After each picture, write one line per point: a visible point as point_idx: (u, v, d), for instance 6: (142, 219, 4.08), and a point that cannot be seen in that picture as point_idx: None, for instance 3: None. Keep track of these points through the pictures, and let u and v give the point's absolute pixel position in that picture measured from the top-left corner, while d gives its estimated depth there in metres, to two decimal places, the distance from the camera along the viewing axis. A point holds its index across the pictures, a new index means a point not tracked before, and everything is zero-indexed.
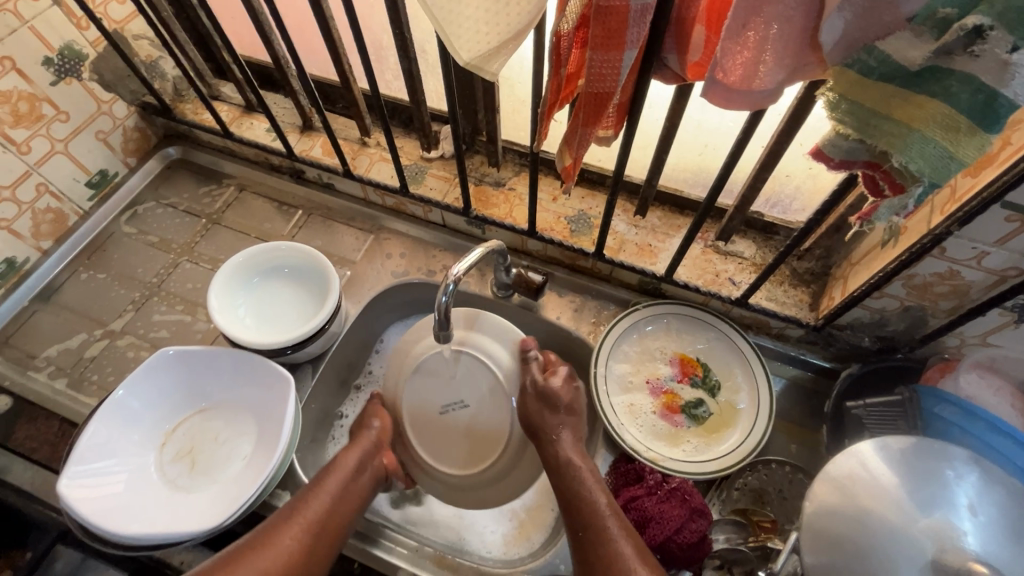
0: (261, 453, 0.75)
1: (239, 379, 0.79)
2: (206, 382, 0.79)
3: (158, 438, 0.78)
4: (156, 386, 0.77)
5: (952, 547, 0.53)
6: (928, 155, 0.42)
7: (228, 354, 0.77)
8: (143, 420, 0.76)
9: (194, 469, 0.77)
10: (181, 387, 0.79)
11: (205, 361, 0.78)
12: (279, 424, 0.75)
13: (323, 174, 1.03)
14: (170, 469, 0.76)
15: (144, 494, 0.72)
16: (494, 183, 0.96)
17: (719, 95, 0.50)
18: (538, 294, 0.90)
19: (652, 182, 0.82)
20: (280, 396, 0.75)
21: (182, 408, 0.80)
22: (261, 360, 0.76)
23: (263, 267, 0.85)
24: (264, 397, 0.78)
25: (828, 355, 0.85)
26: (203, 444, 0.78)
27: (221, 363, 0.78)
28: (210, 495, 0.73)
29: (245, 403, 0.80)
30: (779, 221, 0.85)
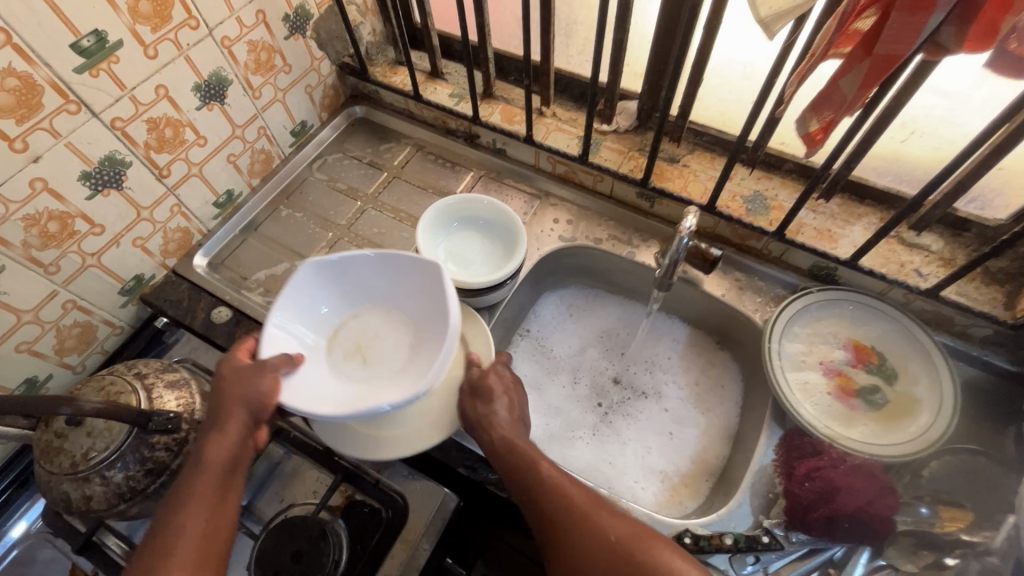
0: (424, 346, 0.78)
1: (408, 281, 0.80)
2: (341, 285, 0.82)
3: (325, 340, 0.81)
4: (309, 292, 0.79)
5: None
6: None
7: (374, 257, 0.80)
8: (312, 319, 0.80)
9: (367, 362, 0.80)
10: (330, 292, 0.82)
11: (334, 268, 0.80)
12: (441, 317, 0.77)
13: (498, 139, 1.09)
14: (345, 366, 0.80)
15: (334, 385, 0.76)
16: (668, 158, 0.99)
17: (1005, 65, 0.53)
18: (711, 268, 0.92)
19: (849, 165, 0.82)
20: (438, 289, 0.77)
21: (341, 311, 0.83)
22: (406, 255, 0.78)
23: (458, 216, 0.93)
24: (427, 296, 0.79)
25: (1017, 359, 0.82)
26: (367, 340, 0.82)
27: (365, 268, 0.81)
28: (387, 381, 0.76)
29: (407, 310, 0.83)
30: (975, 217, 0.84)
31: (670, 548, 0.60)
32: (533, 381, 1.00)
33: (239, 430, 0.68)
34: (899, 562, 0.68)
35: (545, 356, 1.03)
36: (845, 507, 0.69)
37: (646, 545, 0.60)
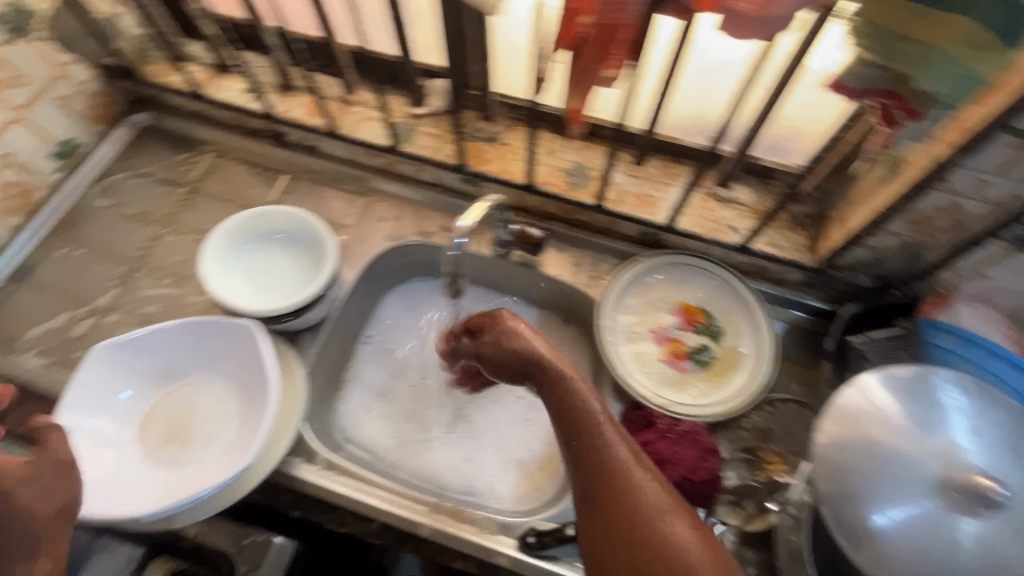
0: (247, 412, 0.71)
1: (222, 344, 0.74)
2: (146, 363, 0.73)
3: (133, 427, 0.71)
4: (104, 380, 0.70)
5: (959, 467, 0.55)
6: (948, 75, 0.44)
7: (179, 329, 0.73)
8: (112, 408, 0.71)
9: (184, 442, 0.71)
10: (132, 374, 0.72)
11: (132, 349, 0.71)
12: (260, 380, 0.71)
13: (307, 136, 0.98)
14: (159, 451, 0.70)
15: (142, 478, 0.67)
16: (486, 138, 0.93)
17: (733, 27, 0.49)
18: (539, 249, 0.89)
19: (651, 129, 0.80)
20: (254, 349, 0.72)
21: (150, 391, 0.73)
22: (211, 322, 0.73)
23: (255, 233, 0.81)
24: (243, 358, 0.73)
25: (827, 296, 0.86)
26: (185, 417, 0.73)
27: (172, 339, 0.73)
28: (207, 461, 0.68)
29: (227, 373, 0.74)
30: (777, 166, 0.84)
31: (648, 471, 0.54)
32: (376, 393, 0.93)
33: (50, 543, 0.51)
34: (726, 518, 0.71)
35: (387, 362, 0.95)
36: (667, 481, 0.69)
37: (658, 521, 0.50)
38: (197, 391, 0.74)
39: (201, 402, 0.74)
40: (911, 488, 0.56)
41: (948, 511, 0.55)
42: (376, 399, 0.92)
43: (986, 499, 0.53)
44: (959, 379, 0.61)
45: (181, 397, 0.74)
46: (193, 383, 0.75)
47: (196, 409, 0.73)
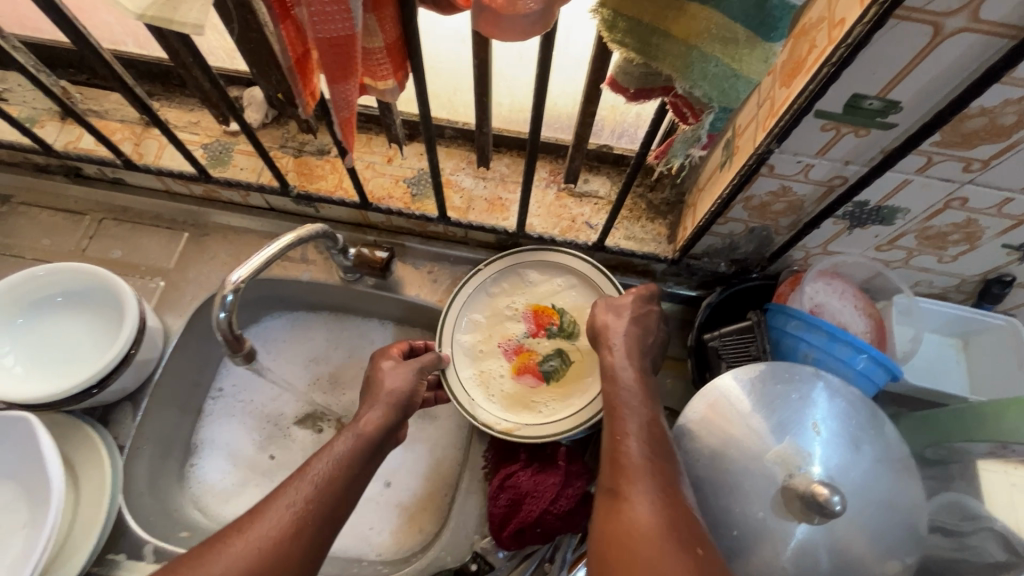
0: (36, 516, 0.60)
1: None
2: None
3: None
4: None
5: (799, 471, 0.54)
6: (712, 76, 0.36)
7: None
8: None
9: None
10: None
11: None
12: (44, 477, 0.60)
13: (104, 169, 0.83)
14: None
15: None
16: (316, 151, 0.83)
17: (491, 24, 0.41)
18: (388, 271, 0.81)
19: (484, 129, 0.72)
20: (34, 440, 0.60)
21: None
22: None
23: (29, 301, 0.68)
24: (23, 453, 0.61)
25: (693, 284, 0.83)
26: None
27: None
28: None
29: (8, 470, 0.63)
30: (627, 153, 0.79)
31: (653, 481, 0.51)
32: (231, 450, 0.83)
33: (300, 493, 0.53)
34: None
35: (245, 413, 0.85)
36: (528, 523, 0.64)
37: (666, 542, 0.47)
38: None
39: None
40: (756, 501, 0.54)
41: (791, 521, 0.53)
42: (229, 459, 0.82)
43: (821, 510, 0.50)
44: (802, 372, 0.59)
45: None
46: None
47: None
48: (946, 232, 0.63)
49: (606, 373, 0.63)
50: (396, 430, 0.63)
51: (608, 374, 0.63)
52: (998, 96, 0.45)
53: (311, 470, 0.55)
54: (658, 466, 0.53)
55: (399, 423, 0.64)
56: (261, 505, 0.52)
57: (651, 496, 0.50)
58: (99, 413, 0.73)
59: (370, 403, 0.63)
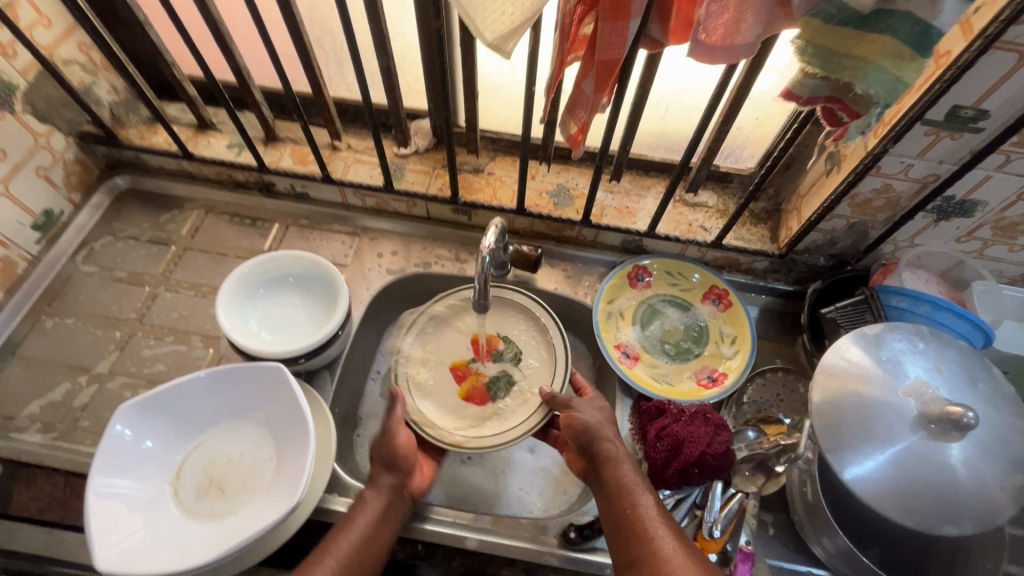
0: (287, 450, 0.72)
1: (250, 388, 0.73)
2: (174, 415, 0.70)
3: (167, 482, 0.69)
4: (134, 438, 0.67)
5: (931, 400, 0.66)
6: (882, 81, 0.53)
7: (206, 380, 0.71)
8: (142, 466, 0.67)
9: (225, 489, 0.70)
10: (162, 428, 0.70)
11: (161, 403, 0.69)
12: (297, 416, 0.72)
13: (297, 184, 1.01)
14: (201, 506, 0.69)
15: (191, 530, 0.66)
16: (473, 169, 1.00)
17: (704, 53, 0.55)
18: (537, 266, 0.95)
19: (625, 148, 0.90)
20: (288, 384, 0.71)
21: (180, 444, 0.72)
22: (236, 367, 0.71)
23: (266, 279, 0.83)
24: (275, 396, 0.73)
25: (791, 280, 0.98)
26: (219, 465, 0.72)
27: (201, 391, 0.71)
28: (258, 497, 0.69)
29: (257, 412, 0.74)
30: (733, 170, 0.96)
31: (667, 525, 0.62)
32: None
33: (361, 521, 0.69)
34: (744, 486, 0.78)
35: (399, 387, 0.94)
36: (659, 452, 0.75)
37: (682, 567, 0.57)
38: (228, 435, 0.74)
39: (234, 444, 0.73)
40: (897, 427, 0.66)
41: (928, 441, 0.65)
42: None
43: (958, 424, 0.62)
44: (917, 329, 0.72)
45: (211, 443, 0.73)
46: (220, 427, 0.74)
47: (231, 451, 0.73)
48: (1017, 222, 0.78)
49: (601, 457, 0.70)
50: (406, 482, 0.74)
51: (608, 461, 0.69)
52: None
53: (354, 515, 0.70)
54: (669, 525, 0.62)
55: (409, 481, 0.75)
56: (329, 542, 0.67)
57: (681, 548, 0.60)
58: (304, 378, 0.86)
59: (380, 468, 0.74)
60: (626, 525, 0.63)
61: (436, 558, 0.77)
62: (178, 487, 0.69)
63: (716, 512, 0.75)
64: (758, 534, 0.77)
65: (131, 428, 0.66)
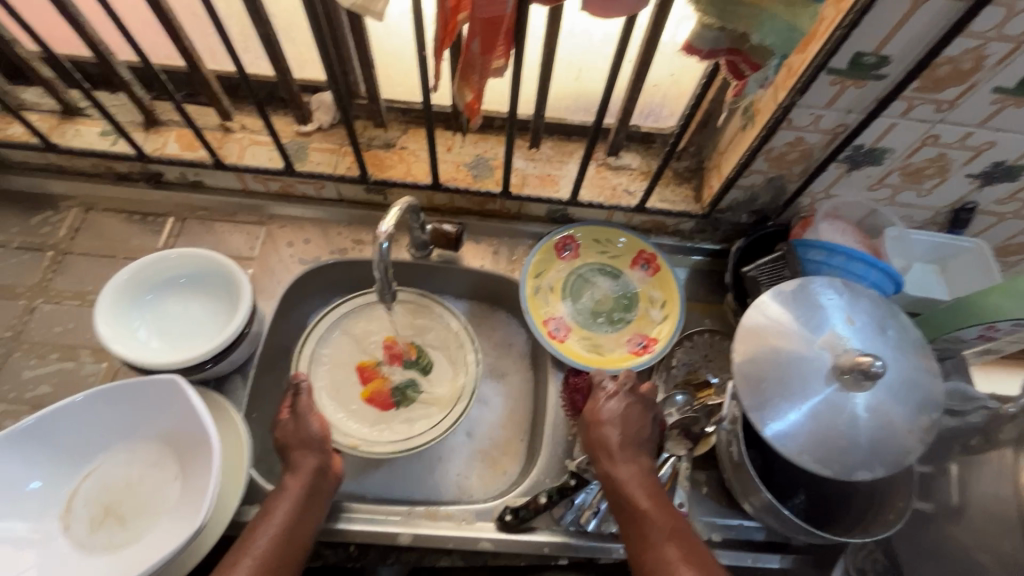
0: (189, 468, 0.66)
1: (141, 406, 0.66)
2: (55, 446, 0.64)
3: (54, 518, 0.63)
4: (5, 478, 0.60)
5: (844, 351, 0.67)
6: (778, 30, 0.50)
7: (81, 404, 0.64)
8: (19, 507, 0.61)
9: (123, 518, 0.65)
10: (41, 462, 0.63)
11: (34, 436, 0.62)
12: (195, 432, 0.66)
13: (187, 172, 0.91)
14: (97, 538, 0.63)
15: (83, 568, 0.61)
16: (383, 144, 0.93)
17: (597, 5, 0.53)
18: (457, 244, 0.90)
19: (540, 113, 0.85)
20: (183, 398, 0.65)
21: (67, 475, 0.65)
22: (123, 384, 0.65)
23: (152, 283, 0.76)
24: (170, 412, 0.67)
25: (717, 238, 0.97)
26: (116, 492, 0.66)
27: (81, 416, 0.64)
28: (159, 522, 0.64)
29: (153, 430, 0.68)
30: (654, 129, 0.93)
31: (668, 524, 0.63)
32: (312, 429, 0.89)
33: (285, 510, 0.64)
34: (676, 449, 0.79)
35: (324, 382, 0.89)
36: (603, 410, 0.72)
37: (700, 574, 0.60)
38: (123, 458, 0.67)
39: (131, 467, 0.67)
40: (813, 380, 0.67)
41: (842, 391, 0.66)
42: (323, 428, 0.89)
43: (869, 374, 0.64)
44: (831, 282, 0.73)
45: (104, 470, 0.67)
46: (114, 450, 0.67)
47: (127, 476, 0.67)
48: (923, 167, 0.79)
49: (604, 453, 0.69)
50: (330, 462, 0.70)
51: (611, 448, 0.69)
52: (960, 47, 0.61)
53: (275, 506, 0.65)
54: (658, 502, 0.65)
55: (332, 459, 0.70)
56: (248, 537, 0.62)
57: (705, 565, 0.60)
58: (213, 386, 0.79)
59: (299, 452, 0.69)
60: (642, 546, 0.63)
61: (369, 558, 0.74)
62: (69, 522, 0.64)
63: None
64: (693, 493, 0.79)
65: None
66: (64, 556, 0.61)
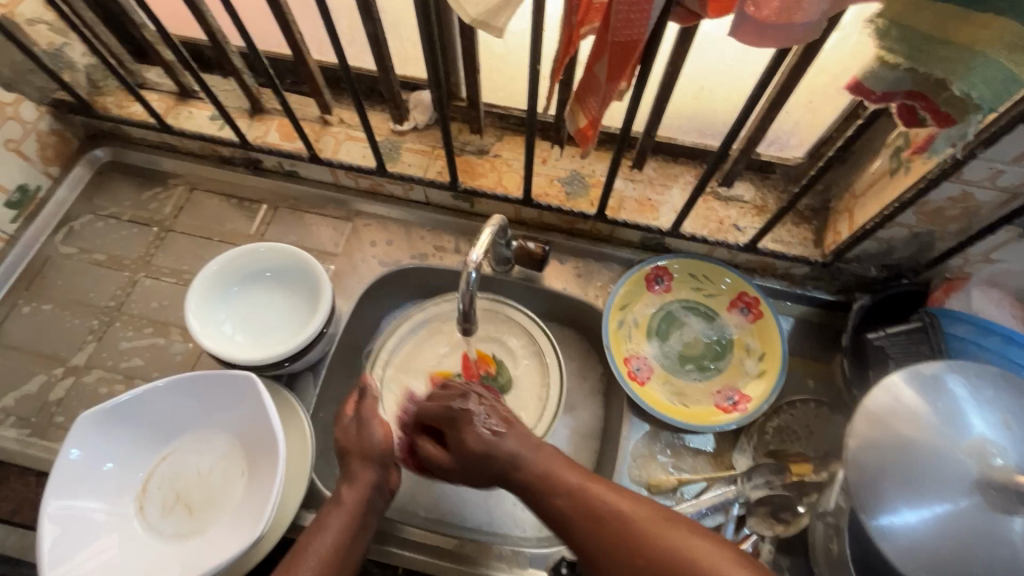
0: (256, 469, 0.66)
1: (218, 398, 0.68)
2: (140, 430, 0.67)
3: (132, 499, 0.66)
4: (92, 456, 0.63)
5: (994, 464, 0.56)
6: (989, 80, 0.40)
7: (167, 392, 0.66)
8: (102, 485, 0.64)
9: (191, 508, 0.66)
10: (126, 444, 0.66)
11: (122, 418, 0.65)
12: (265, 434, 0.66)
13: (284, 161, 0.92)
14: (167, 525, 0.65)
15: (151, 554, 0.63)
16: (477, 151, 0.89)
17: (751, 34, 0.45)
18: (543, 265, 0.86)
19: (650, 133, 0.77)
20: (257, 399, 0.65)
21: (147, 457, 0.68)
22: (204, 377, 0.66)
23: (241, 275, 0.77)
24: (244, 410, 0.67)
25: (833, 289, 0.85)
26: (187, 481, 0.68)
27: (164, 404, 0.66)
28: (223, 520, 0.64)
29: (227, 425, 0.69)
30: (777, 160, 0.82)
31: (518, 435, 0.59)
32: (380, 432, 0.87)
33: (338, 521, 0.62)
34: (760, 529, 0.70)
35: None
36: (456, 411, 0.63)
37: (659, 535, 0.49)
38: (197, 448, 0.69)
39: (202, 458, 0.69)
40: (948, 489, 0.57)
41: (986, 510, 0.56)
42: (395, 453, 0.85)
43: None
44: (986, 372, 0.61)
45: (179, 457, 0.69)
46: (190, 439, 0.69)
47: (199, 466, 0.68)
48: None
49: (509, 461, 0.57)
50: (387, 476, 0.67)
51: (514, 460, 0.57)
52: None
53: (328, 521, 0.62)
54: (641, 501, 0.52)
55: (389, 474, 0.67)
56: (300, 547, 0.60)
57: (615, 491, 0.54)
58: (285, 381, 0.80)
59: (358, 461, 0.66)
60: (588, 525, 0.51)
61: None
62: (144, 505, 0.66)
63: None
64: None
65: (87, 447, 0.63)
66: (136, 539, 0.64)
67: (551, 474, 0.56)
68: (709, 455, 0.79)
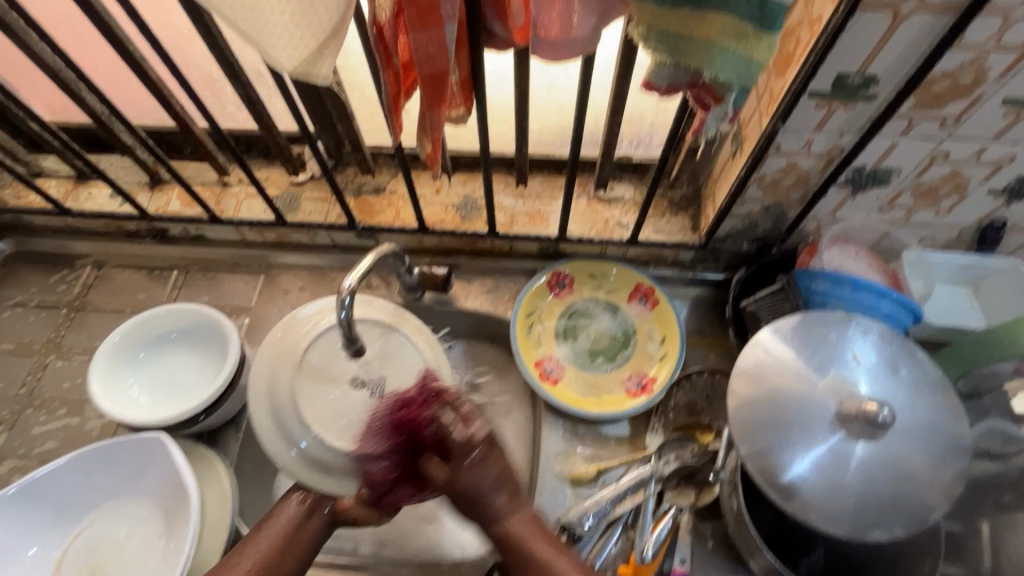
0: (173, 526, 0.67)
1: (129, 463, 0.68)
2: (50, 505, 0.66)
3: None
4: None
5: (850, 397, 0.61)
6: (731, 64, 0.47)
7: (74, 463, 0.66)
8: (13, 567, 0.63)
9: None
10: (34, 522, 0.65)
11: (28, 496, 0.64)
12: (178, 489, 0.67)
13: (188, 227, 0.95)
14: None
15: None
16: (373, 190, 0.94)
17: (548, 51, 0.51)
18: (447, 285, 0.90)
19: (522, 150, 0.83)
20: (166, 455, 0.66)
21: (60, 533, 0.67)
22: (110, 444, 0.66)
23: (147, 340, 0.78)
24: (156, 470, 0.68)
25: (720, 267, 0.92)
26: (104, 551, 0.67)
27: (72, 474, 0.66)
28: None
29: (141, 488, 0.69)
30: (645, 159, 0.90)
31: (547, 538, 0.55)
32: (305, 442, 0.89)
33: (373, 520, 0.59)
34: (675, 501, 0.74)
35: None
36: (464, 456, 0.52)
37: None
38: (111, 516, 0.69)
39: (119, 526, 0.68)
40: (815, 428, 0.61)
41: (850, 441, 0.60)
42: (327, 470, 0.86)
43: (875, 423, 0.57)
44: (836, 316, 0.67)
45: (95, 527, 0.68)
46: (105, 507, 0.69)
47: (116, 533, 0.68)
48: (937, 185, 0.73)
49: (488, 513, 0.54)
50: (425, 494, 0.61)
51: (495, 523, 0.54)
52: (954, 60, 0.57)
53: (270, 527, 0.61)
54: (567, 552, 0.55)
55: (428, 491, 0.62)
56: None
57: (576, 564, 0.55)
58: (205, 439, 0.80)
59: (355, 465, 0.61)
60: None
61: None
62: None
63: (648, 534, 0.69)
64: (697, 549, 0.74)
65: None
66: None
67: (526, 541, 0.54)
68: (626, 440, 0.82)
